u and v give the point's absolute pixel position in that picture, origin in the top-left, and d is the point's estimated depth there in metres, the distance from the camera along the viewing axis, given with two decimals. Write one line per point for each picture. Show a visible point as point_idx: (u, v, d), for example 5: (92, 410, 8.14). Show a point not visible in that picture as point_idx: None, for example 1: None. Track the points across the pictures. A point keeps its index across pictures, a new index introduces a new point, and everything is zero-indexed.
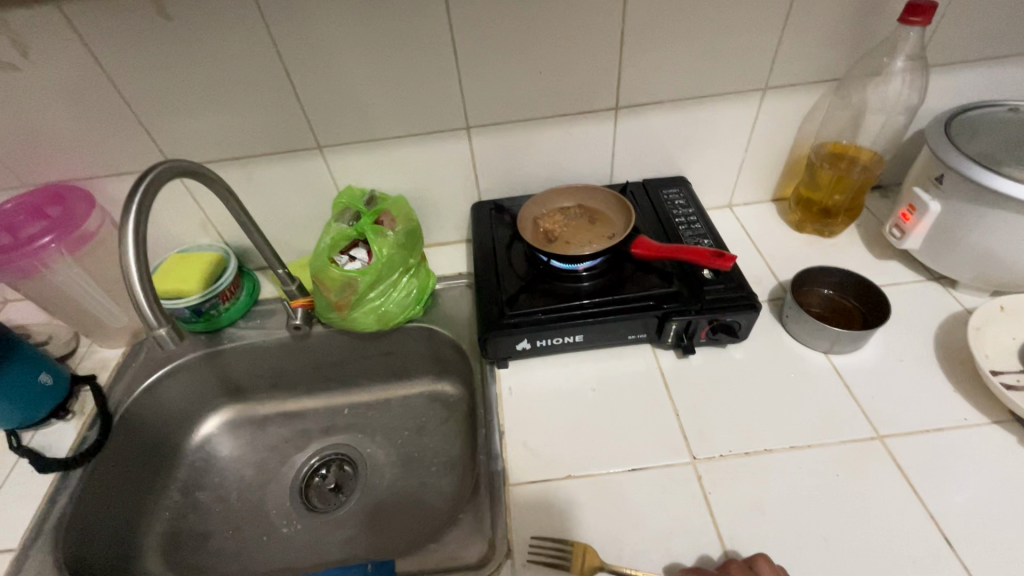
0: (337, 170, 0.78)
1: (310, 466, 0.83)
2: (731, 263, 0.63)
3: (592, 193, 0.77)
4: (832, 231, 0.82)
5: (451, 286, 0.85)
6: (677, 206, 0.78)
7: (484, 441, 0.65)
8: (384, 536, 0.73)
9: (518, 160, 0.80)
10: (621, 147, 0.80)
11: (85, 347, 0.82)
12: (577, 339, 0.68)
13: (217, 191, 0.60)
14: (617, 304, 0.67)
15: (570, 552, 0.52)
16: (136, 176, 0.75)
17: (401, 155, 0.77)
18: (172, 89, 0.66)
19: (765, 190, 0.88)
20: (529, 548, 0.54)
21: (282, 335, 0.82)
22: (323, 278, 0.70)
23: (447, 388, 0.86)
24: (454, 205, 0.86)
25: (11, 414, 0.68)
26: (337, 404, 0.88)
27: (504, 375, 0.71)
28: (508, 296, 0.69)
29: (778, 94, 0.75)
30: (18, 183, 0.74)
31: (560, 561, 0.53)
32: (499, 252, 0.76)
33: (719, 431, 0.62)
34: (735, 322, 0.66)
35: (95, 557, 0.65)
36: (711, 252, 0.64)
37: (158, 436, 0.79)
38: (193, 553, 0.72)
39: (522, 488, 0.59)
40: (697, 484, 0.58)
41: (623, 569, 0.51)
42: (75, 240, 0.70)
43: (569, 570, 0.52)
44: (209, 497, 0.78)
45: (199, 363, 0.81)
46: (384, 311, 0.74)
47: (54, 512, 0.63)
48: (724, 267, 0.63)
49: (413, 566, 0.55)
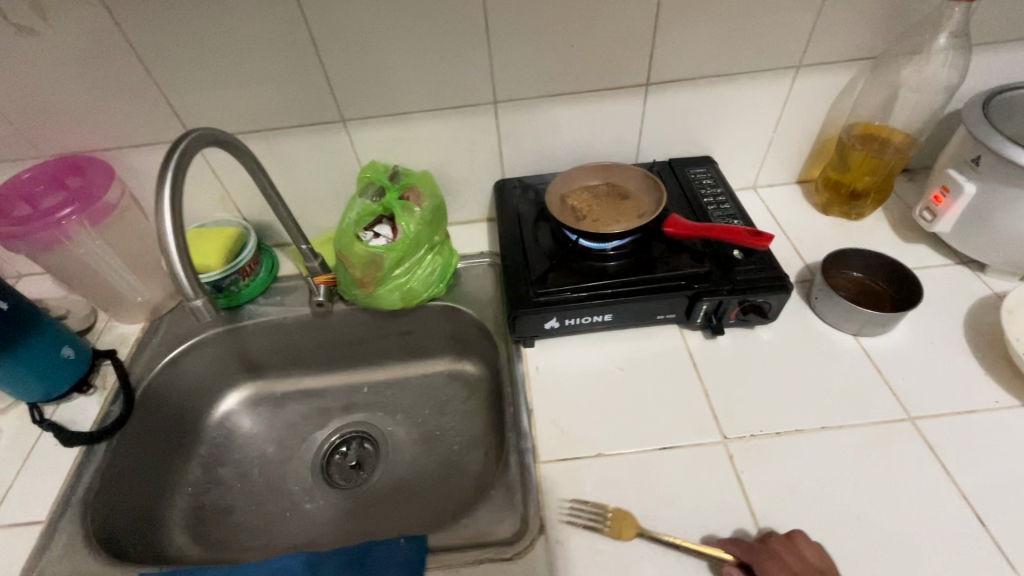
0: (360, 144, 0.76)
1: (330, 443, 0.82)
2: (769, 241, 0.64)
3: (618, 170, 0.75)
4: (859, 213, 0.81)
5: (472, 265, 0.85)
6: (705, 185, 0.77)
7: (512, 420, 0.65)
8: (409, 513, 0.73)
9: (544, 137, 0.79)
10: (649, 124, 0.78)
11: (103, 322, 0.81)
12: (606, 319, 0.67)
13: (245, 163, 0.59)
14: (647, 284, 0.66)
15: (608, 517, 0.54)
16: (155, 147, 0.73)
17: (426, 130, 0.76)
18: (194, 57, 0.64)
19: (791, 171, 0.87)
20: (569, 513, 0.55)
21: (303, 312, 0.81)
22: (349, 254, 0.70)
23: (468, 368, 0.86)
24: (476, 182, 0.84)
25: (33, 388, 0.67)
26: (357, 382, 0.88)
27: (531, 354, 0.70)
28: (536, 274, 0.69)
29: (812, 72, 0.73)
30: (34, 153, 0.72)
31: (598, 526, 0.54)
32: (525, 230, 0.75)
33: (749, 413, 0.62)
34: (766, 304, 0.65)
35: (122, 530, 0.65)
36: (747, 231, 0.65)
37: (178, 412, 0.79)
38: (217, 527, 0.73)
39: (552, 467, 0.59)
40: (728, 463, 0.58)
41: (660, 536, 0.52)
42: (96, 213, 0.69)
43: (608, 533, 0.53)
44: (230, 474, 0.78)
45: (219, 339, 0.81)
46: (408, 288, 0.73)
47: (82, 485, 0.63)
48: (760, 246, 0.65)
49: (445, 541, 0.55)
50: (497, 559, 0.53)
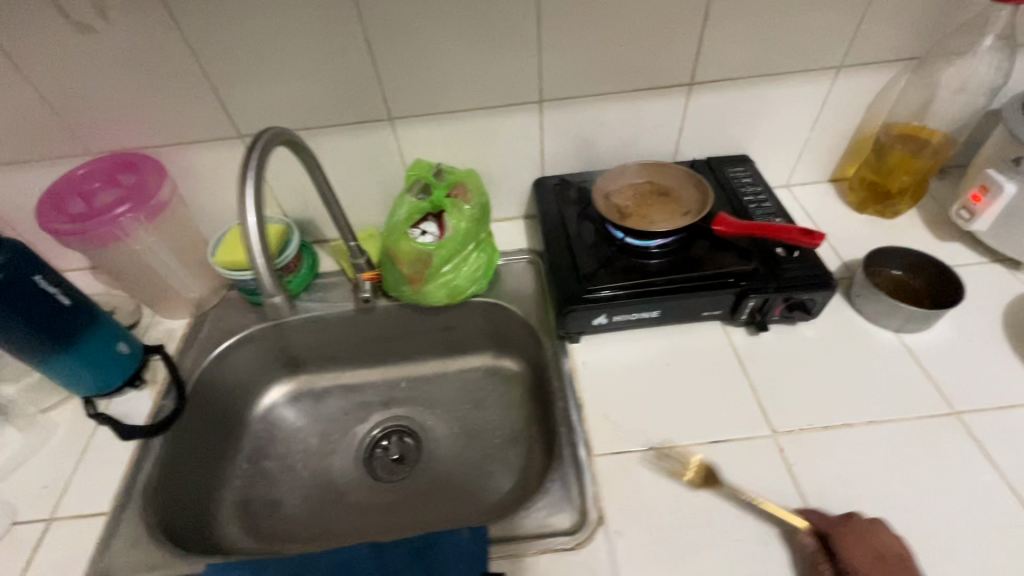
0: (405, 142, 0.77)
1: (372, 436, 0.84)
2: (820, 240, 0.66)
3: (662, 170, 0.77)
4: (894, 212, 0.82)
5: (512, 262, 0.86)
6: (744, 183, 0.79)
7: (562, 414, 0.66)
8: (455, 505, 0.74)
9: (586, 135, 0.80)
10: (690, 123, 0.79)
11: (147, 318, 0.82)
12: (654, 315, 0.69)
13: (306, 161, 0.60)
14: (694, 281, 0.68)
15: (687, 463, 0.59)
16: (203, 145, 0.74)
17: (471, 128, 0.77)
18: (250, 56, 0.65)
19: (825, 170, 0.88)
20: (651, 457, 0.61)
21: (346, 308, 0.82)
22: (398, 251, 0.72)
23: (506, 363, 0.87)
24: (516, 180, 0.85)
25: (91, 382, 0.68)
26: (396, 377, 0.89)
27: (577, 350, 0.72)
28: (584, 272, 0.70)
29: (852, 72, 0.74)
30: (84, 151, 0.73)
31: (679, 469, 0.59)
32: (569, 228, 0.76)
33: (797, 407, 0.63)
34: (810, 300, 0.67)
35: (180, 522, 0.66)
36: (799, 230, 0.67)
37: (224, 406, 0.80)
38: (266, 519, 0.74)
39: (606, 459, 0.61)
40: (779, 456, 0.59)
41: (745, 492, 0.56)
42: (150, 210, 0.70)
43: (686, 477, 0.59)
44: (276, 466, 0.80)
45: (264, 335, 0.82)
46: (455, 285, 0.74)
47: (141, 478, 0.65)
48: (812, 244, 0.66)
49: (506, 531, 0.57)
50: (561, 549, 0.55)
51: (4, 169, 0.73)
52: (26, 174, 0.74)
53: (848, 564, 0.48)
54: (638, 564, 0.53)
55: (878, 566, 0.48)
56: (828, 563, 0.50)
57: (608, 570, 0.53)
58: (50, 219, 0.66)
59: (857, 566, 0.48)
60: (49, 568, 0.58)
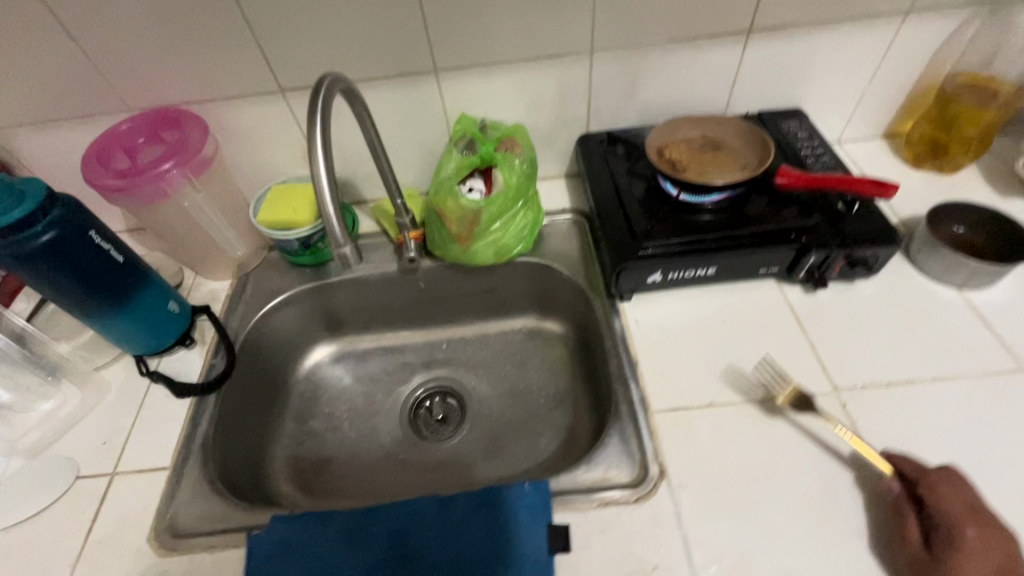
0: (449, 96, 0.75)
1: (416, 397, 0.84)
2: (893, 189, 0.63)
3: (717, 125, 0.74)
4: (954, 167, 0.79)
5: (555, 222, 0.84)
6: (800, 137, 0.77)
7: (617, 371, 0.65)
8: (503, 462, 0.74)
9: (635, 88, 0.77)
10: (743, 74, 0.76)
11: (190, 280, 0.81)
12: (709, 273, 0.68)
13: (359, 112, 0.58)
14: (753, 237, 0.66)
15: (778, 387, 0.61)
16: (244, 100, 0.72)
17: (518, 81, 0.74)
18: (294, 4, 0.62)
19: (880, 125, 0.85)
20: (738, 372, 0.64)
21: (389, 268, 0.81)
22: (445, 208, 0.71)
23: (549, 324, 0.86)
24: (559, 137, 0.83)
25: (144, 340, 0.68)
26: (436, 339, 0.89)
27: (628, 308, 0.71)
28: (639, 229, 0.68)
29: (921, 17, 0.70)
30: (124, 108, 0.71)
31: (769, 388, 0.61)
32: (619, 184, 0.74)
33: (857, 364, 0.62)
34: (872, 257, 0.65)
35: (237, 478, 0.67)
36: (869, 180, 0.64)
37: (271, 366, 0.80)
38: (317, 476, 0.75)
39: (665, 416, 0.61)
40: (842, 412, 0.59)
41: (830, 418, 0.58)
42: (196, 165, 0.69)
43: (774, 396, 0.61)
44: (322, 426, 0.80)
45: (308, 295, 0.81)
46: (503, 243, 0.73)
47: (199, 434, 0.65)
48: (884, 195, 0.63)
49: (568, 485, 0.57)
50: (624, 501, 0.55)
51: (44, 127, 0.72)
52: (67, 132, 0.73)
53: (936, 504, 0.48)
54: (704, 516, 0.53)
55: (970, 516, 0.47)
56: (910, 508, 0.50)
57: (675, 522, 0.53)
58: (95, 172, 0.65)
59: (943, 509, 0.48)
60: (117, 520, 0.58)
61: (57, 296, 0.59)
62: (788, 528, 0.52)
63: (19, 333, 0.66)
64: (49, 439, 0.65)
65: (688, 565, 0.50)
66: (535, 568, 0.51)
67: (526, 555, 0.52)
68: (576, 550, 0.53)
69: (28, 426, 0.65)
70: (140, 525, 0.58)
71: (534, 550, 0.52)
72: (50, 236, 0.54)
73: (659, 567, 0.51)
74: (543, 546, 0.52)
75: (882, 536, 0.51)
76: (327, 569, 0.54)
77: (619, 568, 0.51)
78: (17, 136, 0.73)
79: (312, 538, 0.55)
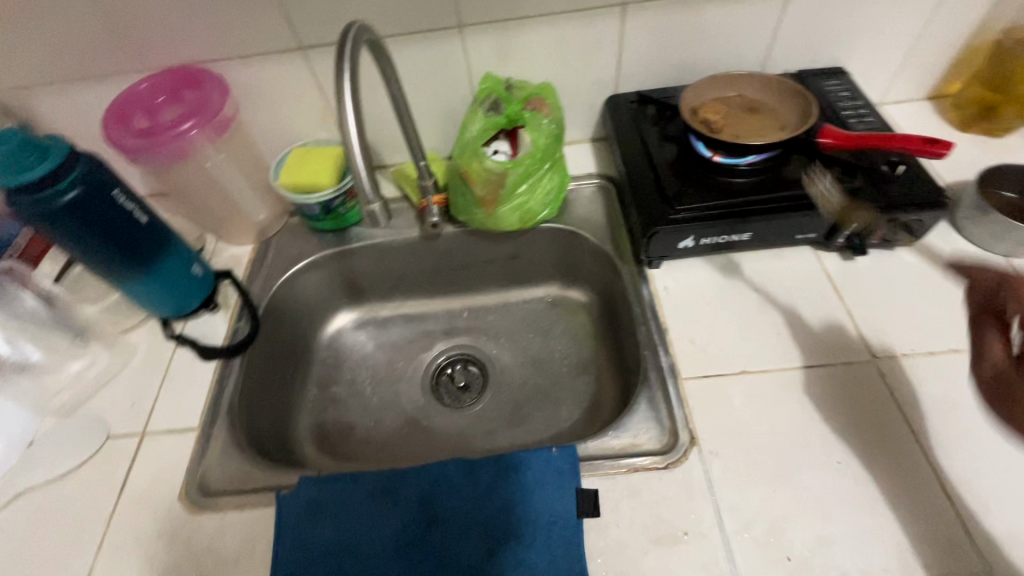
0: (474, 54, 0.72)
1: (437, 364, 0.83)
2: (946, 148, 0.59)
3: (756, 84, 0.71)
4: (1007, 127, 0.75)
5: (582, 187, 0.82)
6: (842, 98, 0.73)
7: (645, 339, 0.64)
8: (527, 430, 0.74)
9: (668, 45, 0.73)
10: (784, 30, 0.72)
11: (211, 245, 0.81)
12: (743, 238, 0.66)
13: (383, 66, 0.56)
14: (791, 201, 0.63)
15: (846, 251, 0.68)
16: (264, 59, 0.70)
17: (545, 37, 0.71)
18: None
19: (925, 86, 0.81)
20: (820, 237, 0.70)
21: (412, 234, 0.80)
22: (470, 170, 0.69)
23: (573, 293, 0.85)
24: (586, 99, 0.80)
25: (168, 303, 0.68)
26: (457, 307, 0.88)
27: (657, 276, 0.69)
28: (671, 192, 0.66)
29: None
30: (142, 67, 0.69)
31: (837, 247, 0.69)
32: (650, 146, 0.72)
33: (896, 333, 0.61)
34: (917, 222, 0.63)
35: (263, 440, 0.67)
36: (919, 138, 0.61)
37: (295, 332, 0.80)
38: (342, 440, 0.75)
39: (696, 383, 0.59)
40: (880, 381, 0.57)
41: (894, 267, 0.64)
42: (216, 126, 0.68)
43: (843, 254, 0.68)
44: (345, 391, 0.80)
45: (330, 261, 0.81)
46: (528, 208, 0.71)
47: (225, 396, 0.65)
48: (935, 154, 0.59)
49: (596, 451, 0.56)
50: (653, 467, 0.54)
51: (62, 87, 0.71)
52: (85, 92, 0.72)
53: None
54: (735, 483, 0.52)
55: None
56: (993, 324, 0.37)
57: (706, 489, 0.52)
58: (116, 133, 0.64)
59: None
60: (148, 479, 0.59)
61: (82, 254, 0.58)
62: (821, 494, 0.51)
63: (48, 296, 0.65)
64: (79, 400, 0.66)
65: (720, 531, 0.50)
66: (563, 531, 0.51)
67: (555, 518, 0.52)
68: (605, 515, 0.52)
69: (59, 385, 0.66)
70: (171, 484, 0.59)
71: (562, 514, 0.52)
72: (74, 194, 0.53)
73: (691, 533, 0.50)
74: (572, 509, 0.52)
75: (920, 504, 0.50)
76: (358, 526, 0.54)
77: (649, 533, 0.50)
78: (36, 97, 0.72)
79: (340, 497, 0.56)
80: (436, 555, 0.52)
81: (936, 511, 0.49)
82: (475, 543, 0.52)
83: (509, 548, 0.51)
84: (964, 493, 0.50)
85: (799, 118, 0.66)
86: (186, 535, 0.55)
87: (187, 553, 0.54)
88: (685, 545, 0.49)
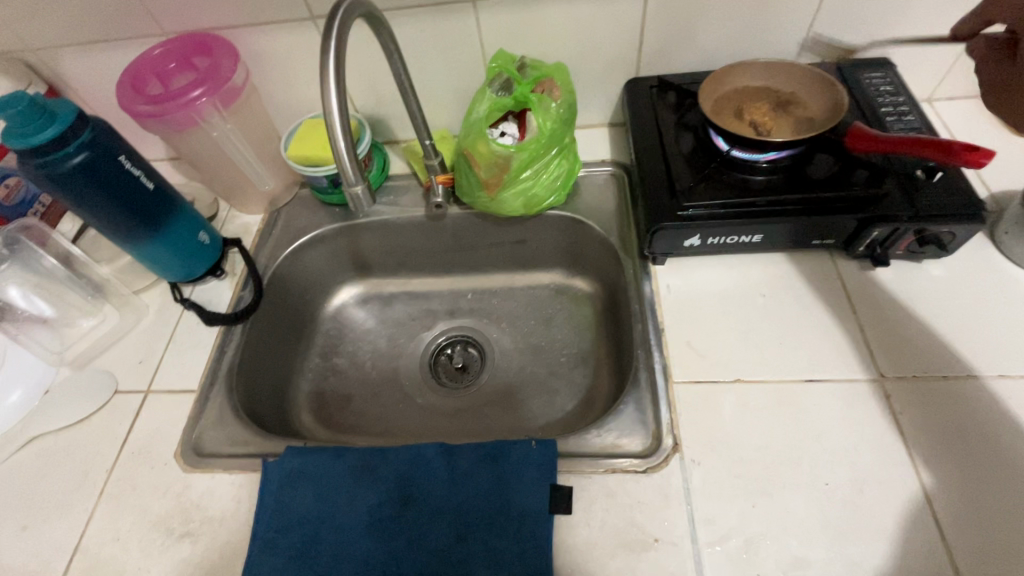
0: (488, 29, 0.69)
1: (437, 344, 0.83)
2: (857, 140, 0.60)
3: (799, 78, 0.66)
4: None
5: (594, 174, 0.79)
6: (883, 92, 0.68)
7: (640, 337, 0.62)
8: (519, 416, 0.73)
9: (694, 27, 0.69)
10: (823, 16, 0.67)
11: (224, 213, 0.83)
12: (753, 240, 0.63)
13: (386, 41, 0.55)
14: (808, 203, 0.59)
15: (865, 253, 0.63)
16: (276, 27, 0.69)
17: (563, 14, 0.67)
18: None
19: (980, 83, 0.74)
20: (839, 253, 0.66)
21: (418, 213, 0.80)
22: (473, 152, 0.67)
23: (578, 283, 0.83)
24: (605, 81, 0.76)
25: (177, 268, 0.70)
26: (462, 288, 0.87)
27: (661, 273, 0.67)
28: (680, 186, 0.63)
29: None
30: (158, 32, 0.70)
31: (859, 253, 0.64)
32: (665, 136, 0.68)
33: (911, 352, 0.57)
34: (948, 234, 0.58)
35: (260, 406, 0.69)
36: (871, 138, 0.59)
37: (299, 302, 0.82)
38: (337, 411, 0.76)
39: (686, 387, 0.57)
40: (885, 403, 0.54)
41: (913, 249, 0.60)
42: (225, 94, 0.68)
43: (871, 254, 0.62)
44: (346, 363, 0.81)
45: (337, 235, 0.81)
46: (533, 194, 0.70)
47: (224, 362, 0.68)
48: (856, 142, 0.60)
49: (576, 448, 0.56)
50: (632, 470, 0.53)
51: (83, 48, 0.72)
52: (106, 54, 0.73)
53: None
54: (714, 494, 0.51)
55: None
56: None
57: (682, 497, 0.51)
58: (130, 98, 0.66)
59: None
60: (148, 435, 0.62)
61: (92, 217, 0.60)
62: (803, 514, 0.49)
63: (66, 255, 0.71)
64: (92, 354, 0.69)
65: (692, 542, 0.49)
66: (533, 525, 0.51)
67: (528, 511, 0.52)
68: (577, 513, 0.51)
69: (74, 339, 0.70)
70: (169, 441, 0.61)
71: (535, 507, 0.52)
72: (81, 157, 0.55)
73: (662, 541, 0.49)
74: (544, 504, 0.52)
75: (910, 535, 0.47)
76: (335, 500, 0.56)
77: (620, 537, 0.50)
78: (58, 57, 0.73)
79: (322, 469, 0.57)
80: (407, 536, 0.52)
81: (925, 544, 0.47)
82: (444, 528, 0.52)
83: (477, 538, 0.51)
84: (960, 525, 0.47)
85: (830, 98, 0.63)
86: (177, 490, 0.58)
87: (177, 507, 0.57)
88: (655, 552, 0.48)
